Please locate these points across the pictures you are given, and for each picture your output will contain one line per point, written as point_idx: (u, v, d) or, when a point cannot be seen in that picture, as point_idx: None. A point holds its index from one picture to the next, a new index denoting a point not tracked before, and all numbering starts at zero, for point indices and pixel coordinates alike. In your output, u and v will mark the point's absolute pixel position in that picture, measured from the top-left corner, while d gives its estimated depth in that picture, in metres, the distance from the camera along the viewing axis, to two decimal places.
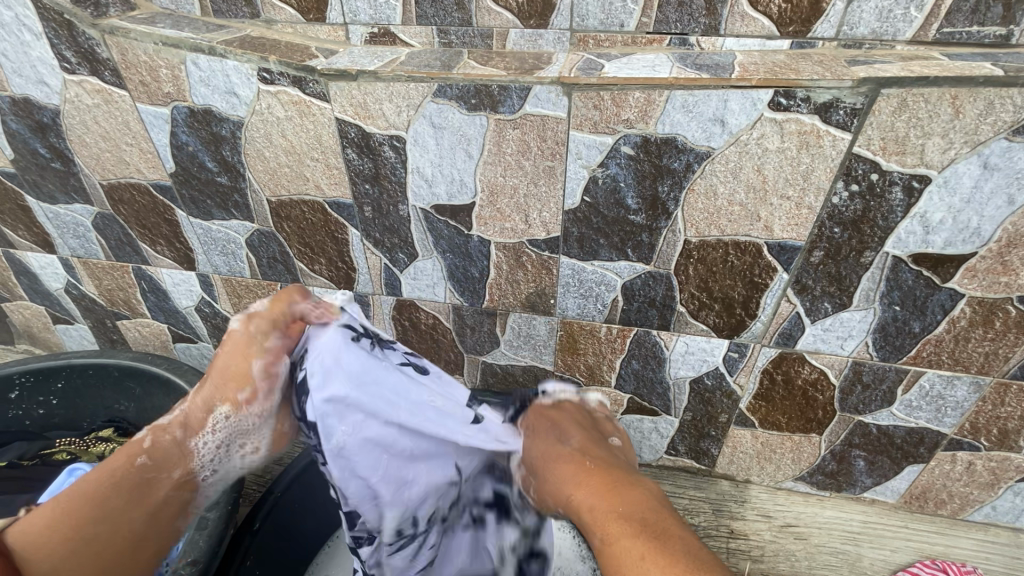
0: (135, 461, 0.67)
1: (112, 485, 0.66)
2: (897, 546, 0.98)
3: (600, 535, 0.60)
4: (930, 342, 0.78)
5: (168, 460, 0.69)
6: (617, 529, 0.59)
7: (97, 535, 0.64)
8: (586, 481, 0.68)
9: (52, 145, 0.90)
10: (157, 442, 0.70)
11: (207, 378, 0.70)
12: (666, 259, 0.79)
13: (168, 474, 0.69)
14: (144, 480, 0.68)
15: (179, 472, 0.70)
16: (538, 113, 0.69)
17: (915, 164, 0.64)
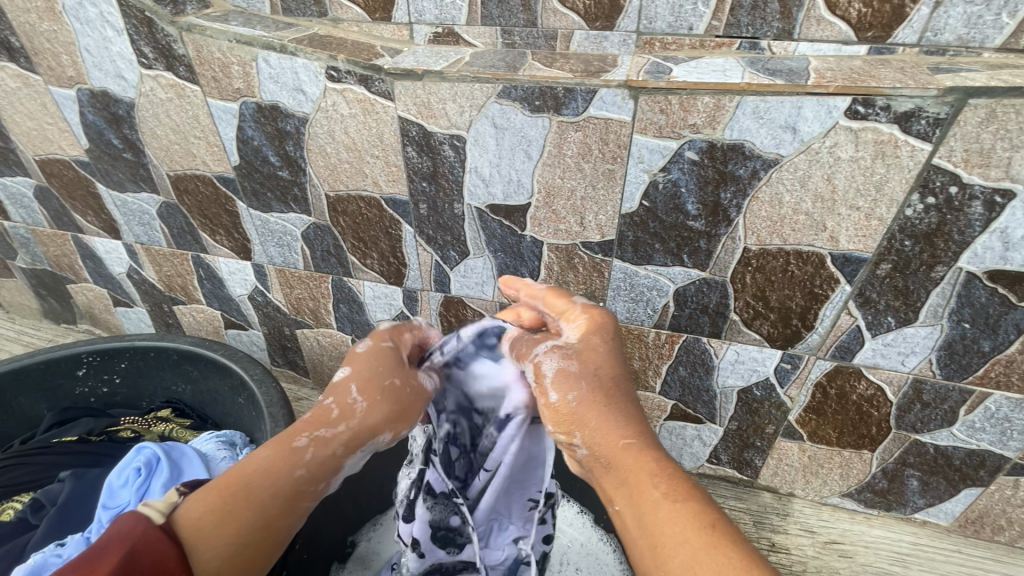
0: (293, 473, 0.56)
1: (286, 489, 0.55)
2: (948, 572, 0.95)
3: (660, 487, 0.49)
4: (1000, 362, 0.75)
5: (320, 482, 0.58)
6: (681, 490, 0.49)
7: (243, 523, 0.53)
8: (643, 446, 0.53)
9: (125, 136, 0.94)
10: (317, 454, 0.57)
11: (379, 404, 0.59)
12: (723, 266, 0.78)
13: (315, 491, 0.57)
14: (306, 491, 0.57)
15: (324, 486, 0.58)
16: (602, 116, 0.69)
17: (999, 177, 0.61)
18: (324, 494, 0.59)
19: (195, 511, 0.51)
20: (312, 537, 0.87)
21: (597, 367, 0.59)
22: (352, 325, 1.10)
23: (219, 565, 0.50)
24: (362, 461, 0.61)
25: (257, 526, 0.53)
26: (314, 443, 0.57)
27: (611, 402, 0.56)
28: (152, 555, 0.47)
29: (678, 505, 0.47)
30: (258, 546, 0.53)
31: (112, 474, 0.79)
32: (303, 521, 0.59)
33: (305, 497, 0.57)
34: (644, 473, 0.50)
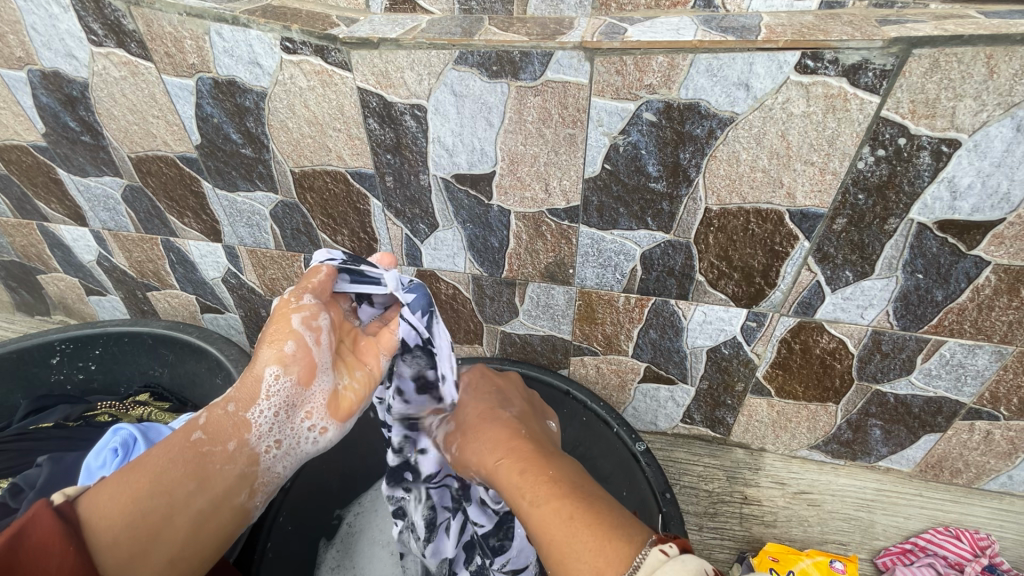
0: (190, 437, 0.60)
1: (183, 453, 0.58)
2: (910, 514, 1.01)
3: (528, 497, 0.57)
4: (952, 310, 0.78)
5: (226, 440, 0.62)
6: (549, 493, 0.56)
7: (156, 498, 0.54)
8: (521, 458, 0.63)
9: (82, 118, 0.92)
10: (213, 417, 0.63)
11: (256, 344, 0.65)
12: (686, 228, 0.79)
13: (223, 449, 0.61)
14: (210, 451, 0.60)
15: (233, 445, 0.62)
16: (560, 79, 0.69)
17: (944, 127, 0.62)
18: (239, 454, 0.62)
19: (96, 494, 0.53)
20: (302, 513, 0.89)
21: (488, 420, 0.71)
22: None
23: (120, 537, 0.52)
24: (274, 411, 0.63)
25: (166, 491, 0.55)
26: (213, 411, 0.63)
27: (483, 433, 0.70)
28: (41, 529, 0.47)
29: (557, 502, 0.55)
30: (166, 513, 0.54)
31: (89, 457, 0.81)
32: (231, 490, 0.61)
33: (209, 457, 0.60)
34: (516, 488, 0.59)
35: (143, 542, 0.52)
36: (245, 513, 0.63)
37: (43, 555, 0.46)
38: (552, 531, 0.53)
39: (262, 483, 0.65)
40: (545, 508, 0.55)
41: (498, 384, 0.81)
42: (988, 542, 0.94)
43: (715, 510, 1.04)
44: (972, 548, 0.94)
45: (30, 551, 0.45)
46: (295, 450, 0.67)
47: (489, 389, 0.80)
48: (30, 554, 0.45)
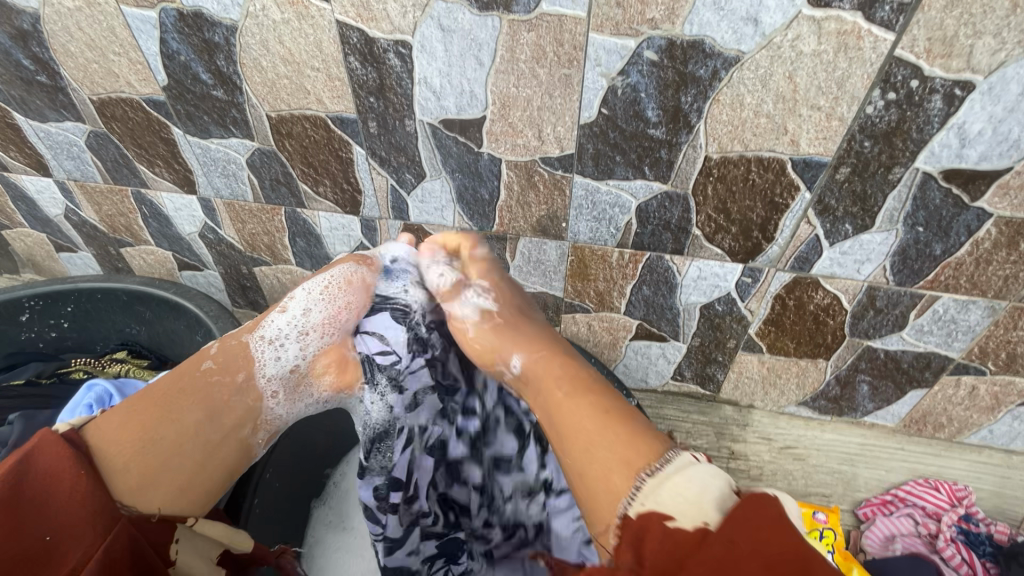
0: (202, 364, 0.66)
1: (190, 381, 0.63)
2: (891, 467, 1.03)
3: (560, 390, 0.61)
4: (949, 265, 0.77)
5: (235, 371, 0.67)
6: (583, 401, 0.58)
7: (167, 428, 0.58)
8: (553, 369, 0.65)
9: (35, 55, 0.84)
10: (227, 346, 0.69)
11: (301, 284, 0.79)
12: (685, 177, 0.76)
13: (232, 380, 0.66)
14: (219, 380, 0.65)
15: (241, 376, 0.67)
16: (556, 12, 0.64)
17: (960, 68, 0.59)
18: (248, 388, 0.67)
19: (108, 423, 0.56)
20: (287, 472, 0.85)
21: (509, 311, 0.77)
22: (311, 259, 1.07)
23: (130, 460, 0.54)
24: (273, 346, 0.71)
25: (171, 422, 0.59)
26: (225, 342, 0.70)
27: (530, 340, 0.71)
28: (46, 462, 0.48)
29: (583, 399, 0.58)
30: (178, 437, 0.58)
31: (65, 413, 0.79)
32: (239, 422, 0.65)
33: (217, 387, 0.65)
34: (550, 382, 0.63)
35: (153, 463, 0.55)
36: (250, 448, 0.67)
37: (48, 489, 0.47)
38: (585, 428, 0.54)
39: (267, 424, 0.69)
40: (592, 434, 0.54)
41: (518, 296, 0.81)
42: (966, 493, 0.97)
43: None
44: (950, 498, 0.97)
45: (36, 480, 0.47)
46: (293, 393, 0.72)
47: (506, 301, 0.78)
48: (35, 485, 0.47)
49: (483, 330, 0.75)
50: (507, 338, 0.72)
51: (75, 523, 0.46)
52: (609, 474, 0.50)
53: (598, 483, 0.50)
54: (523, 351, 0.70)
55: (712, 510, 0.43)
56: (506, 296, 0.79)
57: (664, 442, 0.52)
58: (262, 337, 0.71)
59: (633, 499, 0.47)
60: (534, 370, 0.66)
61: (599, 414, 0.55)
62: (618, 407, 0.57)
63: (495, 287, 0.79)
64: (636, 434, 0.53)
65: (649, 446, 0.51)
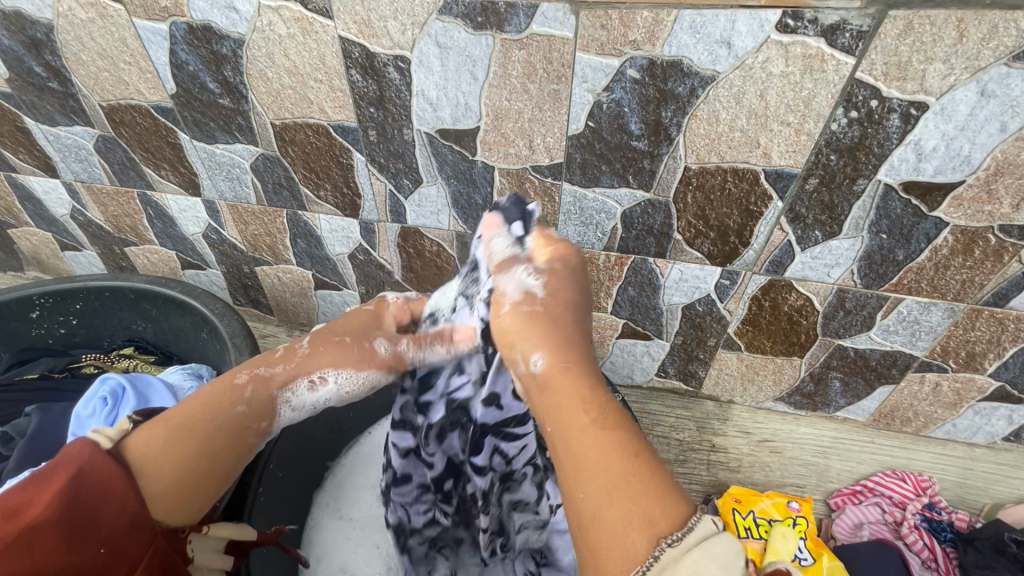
0: (234, 409, 0.63)
1: (227, 422, 0.62)
2: (861, 459, 1.09)
3: (587, 414, 0.52)
4: (911, 270, 0.82)
5: (262, 417, 0.65)
6: (604, 435, 0.50)
7: (202, 466, 0.59)
8: (571, 380, 0.56)
9: (48, 63, 0.88)
10: (257, 385, 0.66)
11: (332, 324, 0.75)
12: (667, 186, 0.81)
13: (258, 429, 0.65)
14: (251, 427, 0.64)
15: (250, 413, 0.64)
16: (545, 33, 0.69)
17: (914, 90, 0.64)
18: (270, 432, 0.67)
19: (147, 438, 0.58)
20: (289, 465, 0.89)
21: (564, 297, 0.64)
22: (312, 260, 1.11)
23: (165, 491, 0.56)
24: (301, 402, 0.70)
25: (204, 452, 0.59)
26: (255, 381, 0.66)
27: (552, 331, 0.61)
28: (101, 477, 0.53)
29: (604, 432, 0.51)
30: (205, 482, 0.59)
31: (79, 406, 0.83)
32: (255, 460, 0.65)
33: (244, 431, 0.63)
34: (573, 402, 0.54)
35: (183, 495, 0.57)
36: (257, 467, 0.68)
37: (104, 501, 0.52)
38: (608, 466, 0.48)
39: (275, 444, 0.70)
40: (611, 477, 0.48)
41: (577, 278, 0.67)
42: (930, 483, 1.03)
43: (685, 457, 1.10)
44: (915, 489, 1.03)
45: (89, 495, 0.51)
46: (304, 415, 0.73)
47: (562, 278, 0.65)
48: (91, 498, 0.51)
49: (519, 305, 0.63)
50: (533, 329, 0.61)
51: (122, 539, 0.51)
52: (627, 530, 0.45)
53: (610, 535, 0.45)
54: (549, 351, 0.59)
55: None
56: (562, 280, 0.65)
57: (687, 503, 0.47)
58: (289, 399, 0.68)
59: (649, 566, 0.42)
60: (552, 375, 0.58)
61: (622, 458, 0.49)
62: (647, 457, 0.50)
63: (561, 261, 0.66)
64: (661, 489, 0.47)
65: (675, 509, 0.46)
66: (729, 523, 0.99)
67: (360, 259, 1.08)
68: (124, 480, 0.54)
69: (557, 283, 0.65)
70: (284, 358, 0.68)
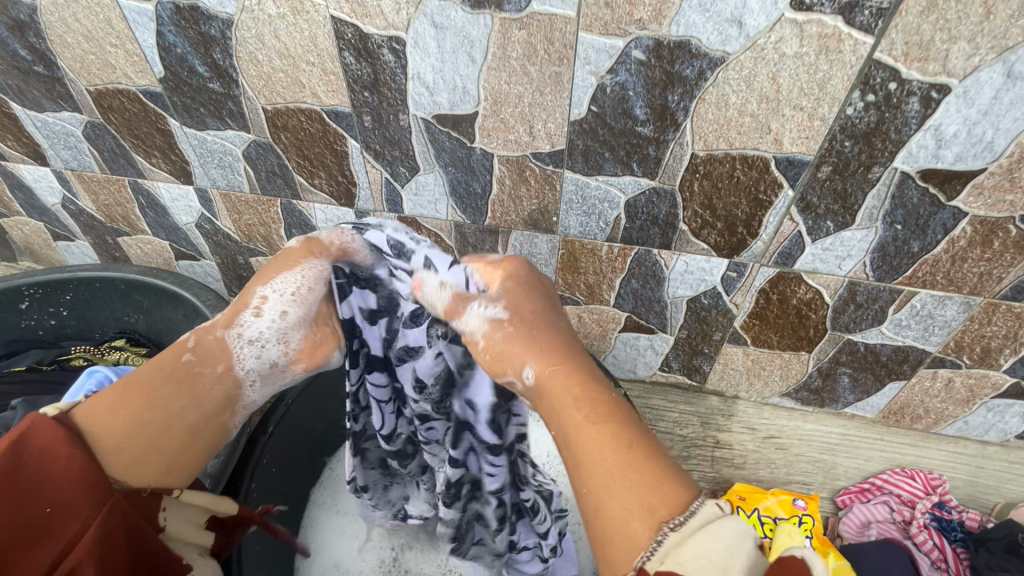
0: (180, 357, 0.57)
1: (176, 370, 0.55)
2: (870, 456, 1.06)
3: (580, 409, 0.46)
4: (927, 262, 0.79)
5: (215, 361, 0.57)
6: (600, 428, 0.45)
7: (154, 416, 0.53)
8: (568, 374, 0.49)
9: (32, 46, 0.85)
10: (204, 339, 0.58)
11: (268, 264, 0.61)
12: (673, 174, 0.78)
13: (212, 371, 0.57)
14: (202, 372, 0.56)
15: (222, 367, 0.57)
16: (546, 11, 0.65)
17: (936, 72, 0.61)
18: (227, 378, 0.58)
19: (95, 402, 0.53)
20: (283, 459, 0.86)
21: (531, 309, 0.55)
22: None
23: (118, 446, 0.51)
24: (250, 344, 0.58)
25: (158, 407, 0.53)
26: (202, 332, 0.58)
27: (536, 335, 0.53)
28: (46, 437, 0.49)
29: (599, 425, 0.45)
30: (159, 431, 0.53)
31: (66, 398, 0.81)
32: (220, 410, 0.57)
33: (200, 380, 0.56)
34: (565, 398, 0.47)
35: (139, 449, 0.52)
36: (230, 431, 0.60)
37: (48, 463, 0.48)
38: (603, 458, 0.43)
39: (246, 406, 0.61)
40: (610, 475, 0.43)
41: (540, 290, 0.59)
42: (940, 481, 1.01)
43: (690, 454, 1.10)
44: (925, 487, 1.00)
45: (33, 457, 0.47)
46: (276, 380, 0.61)
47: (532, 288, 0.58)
48: (33, 460, 0.47)
49: (490, 338, 0.54)
50: (512, 347, 0.52)
51: (72, 499, 0.47)
52: (629, 521, 0.41)
53: (612, 536, 0.41)
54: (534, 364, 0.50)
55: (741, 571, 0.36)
56: (536, 294, 0.57)
57: (688, 487, 0.43)
58: (239, 334, 0.58)
59: (653, 553, 0.39)
60: (546, 384, 0.49)
61: (621, 448, 0.44)
62: (642, 438, 0.45)
63: (512, 278, 0.58)
64: (662, 476, 0.43)
65: (677, 493, 0.42)
66: None
67: None
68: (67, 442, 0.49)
69: (528, 295, 0.56)
70: (231, 310, 0.59)
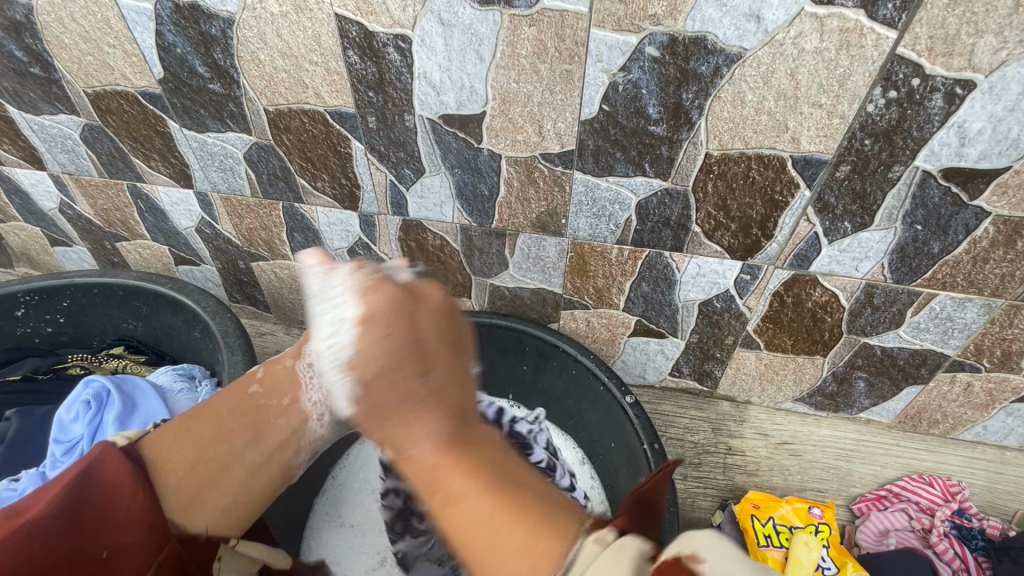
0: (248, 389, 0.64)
1: (244, 403, 0.62)
2: (887, 463, 1.04)
3: (443, 492, 0.43)
4: (947, 263, 0.77)
5: (280, 395, 0.64)
6: (469, 497, 0.42)
7: (216, 451, 0.57)
8: (447, 461, 0.45)
9: (28, 47, 0.83)
10: (272, 369, 0.66)
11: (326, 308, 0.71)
12: (686, 175, 0.76)
13: (278, 404, 0.64)
14: (265, 406, 0.63)
15: (287, 401, 0.64)
16: (557, 7, 0.63)
17: (961, 67, 0.59)
18: (291, 412, 0.64)
19: (166, 439, 0.56)
20: None
21: (375, 352, 0.51)
22: None
23: (183, 480, 0.54)
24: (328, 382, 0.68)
25: (222, 440, 0.58)
26: (270, 365, 0.66)
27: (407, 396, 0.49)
28: (110, 470, 0.50)
29: (461, 503, 0.42)
30: (224, 462, 0.57)
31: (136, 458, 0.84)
32: (282, 446, 0.62)
33: (264, 411, 0.63)
34: (429, 478, 0.44)
35: (202, 485, 0.55)
36: (292, 469, 0.65)
37: (113, 498, 0.49)
38: (468, 534, 0.41)
39: (311, 444, 0.66)
40: (486, 547, 0.40)
41: (410, 325, 0.52)
42: (959, 488, 0.98)
43: (700, 461, 1.06)
44: (943, 494, 0.98)
45: (96, 492, 0.49)
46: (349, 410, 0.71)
47: (387, 318, 0.52)
48: (98, 499, 0.49)
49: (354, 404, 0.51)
50: (377, 414, 0.49)
51: (131, 542, 0.49)
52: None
53: None
54: (428, 430, 0.47)
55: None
56: (393, 321, 0.52)
57: (577, 527, 0.40)
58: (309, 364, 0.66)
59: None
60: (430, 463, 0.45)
61: (493, 499, 0.42)
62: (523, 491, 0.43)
63: (373, 307, 0.52)
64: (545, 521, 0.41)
65: (556, 544, 0.39)
66: (748, 531, 0.95)
67: (360, 254, 1.03)
68: (132, 481, 0.51)
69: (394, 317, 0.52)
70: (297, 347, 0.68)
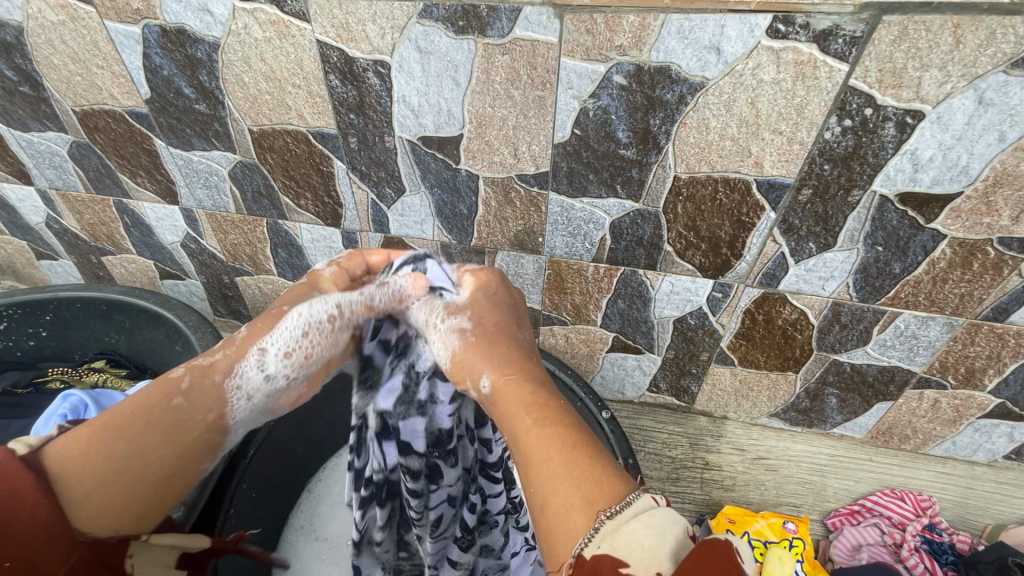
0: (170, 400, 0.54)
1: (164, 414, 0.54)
2: (860, 478, 1.06)
3: (528, 416, 0.52)
4: (909, 283, 0.80)
5: (205, 408, 0.56)
6: (539, 423, 0.52)
7: (129, 465, 0.50)
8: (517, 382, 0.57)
9: (18, 67, 0.85)
10: (199, 380, 0.57)
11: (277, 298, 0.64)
12: (656, 196, 0.79)
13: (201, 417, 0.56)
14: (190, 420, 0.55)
15: (213, 415, 0.57)
16: (528, 37, 0.66)
17: (910, 98, 0.62)
18: (218, 424, 0.57)
19: (71, 445, 0.50)
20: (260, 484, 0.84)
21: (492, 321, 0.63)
22: (294, 270, 1.08)
23: (91, 493, 0.49)
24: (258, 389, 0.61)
25: (136, 453, 0.51)
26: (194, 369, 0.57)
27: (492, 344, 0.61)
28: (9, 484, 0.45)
29: (544, 428, 0.51)
30: (137, 476, 0.51)
31: None
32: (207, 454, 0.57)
33: (189, 423, 0.55)
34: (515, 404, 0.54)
35: (114, 499, 0.50)
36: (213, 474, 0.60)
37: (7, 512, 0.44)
38: (547, 454, 0.49)
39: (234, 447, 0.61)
40: (553, 478, 0.47)
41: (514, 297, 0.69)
42: (930, 503, 1.00)
43: (678, 476, 1.07)
44: (914, 509, 1.00)
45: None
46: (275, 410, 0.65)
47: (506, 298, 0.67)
48: None
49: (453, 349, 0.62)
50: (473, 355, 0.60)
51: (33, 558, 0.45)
52: (570, 512, 0.45)
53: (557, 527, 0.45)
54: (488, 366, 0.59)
55: (667, 558, 0.39)
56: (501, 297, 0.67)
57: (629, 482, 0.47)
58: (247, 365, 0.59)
59: (589, 539, 0.43)
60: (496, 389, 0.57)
61: (562, 443, 0.50)
62: (584, 440, 0.51)
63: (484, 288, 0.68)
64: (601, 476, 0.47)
65: (613, 487, 0.46)
66: None
67: None
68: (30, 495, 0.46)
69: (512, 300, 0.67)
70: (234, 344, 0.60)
